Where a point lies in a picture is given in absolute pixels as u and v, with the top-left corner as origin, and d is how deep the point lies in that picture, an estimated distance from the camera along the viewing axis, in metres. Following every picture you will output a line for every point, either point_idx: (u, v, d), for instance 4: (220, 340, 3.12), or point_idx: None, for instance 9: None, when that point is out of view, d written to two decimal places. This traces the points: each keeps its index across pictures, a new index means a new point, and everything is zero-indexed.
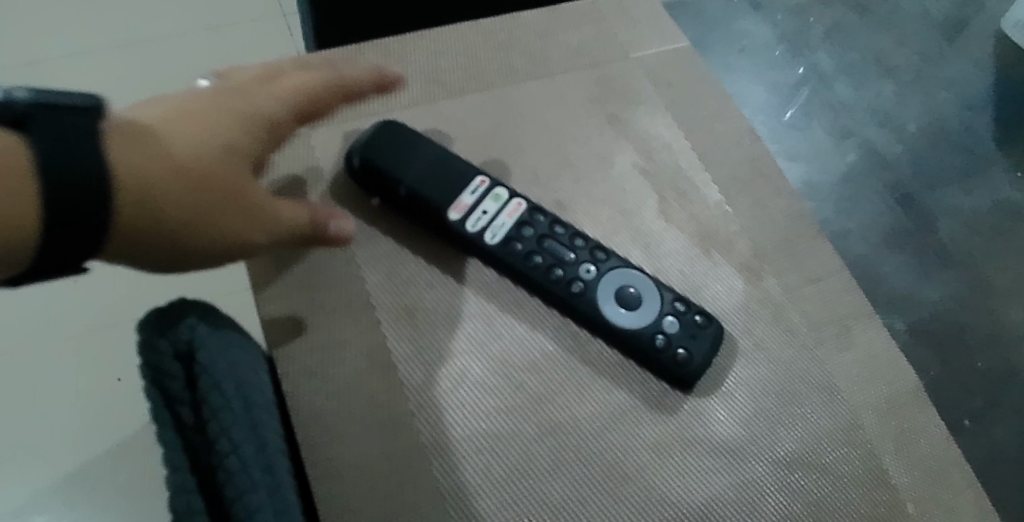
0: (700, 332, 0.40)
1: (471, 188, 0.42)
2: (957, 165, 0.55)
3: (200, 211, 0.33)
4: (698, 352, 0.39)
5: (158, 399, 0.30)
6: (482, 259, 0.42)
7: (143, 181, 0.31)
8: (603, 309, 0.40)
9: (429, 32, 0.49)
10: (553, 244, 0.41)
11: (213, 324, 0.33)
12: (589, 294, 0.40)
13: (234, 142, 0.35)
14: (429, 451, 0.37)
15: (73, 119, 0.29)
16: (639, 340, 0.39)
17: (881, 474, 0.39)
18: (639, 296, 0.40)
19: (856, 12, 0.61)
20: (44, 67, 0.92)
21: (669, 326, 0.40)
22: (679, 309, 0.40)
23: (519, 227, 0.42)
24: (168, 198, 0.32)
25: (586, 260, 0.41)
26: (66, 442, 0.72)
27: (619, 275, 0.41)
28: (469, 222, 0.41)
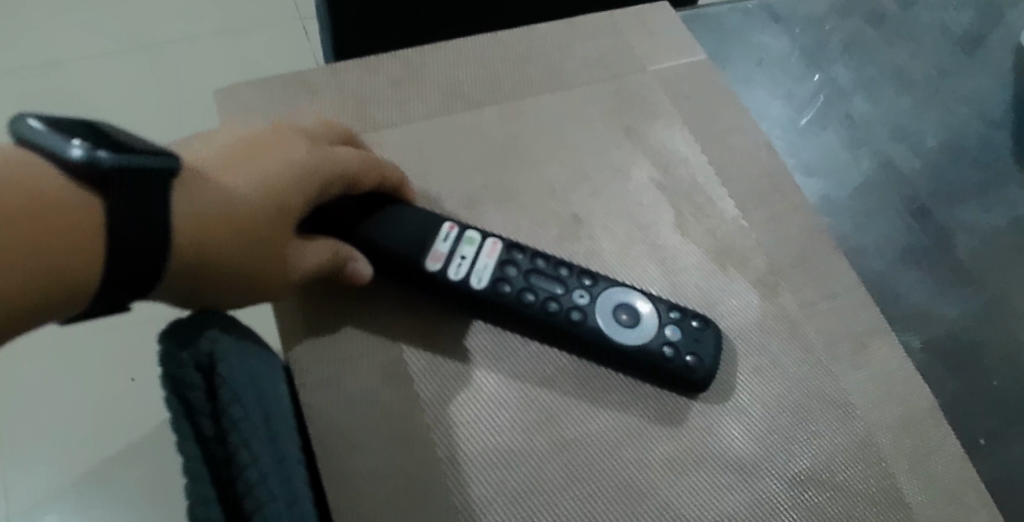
0: (702, 334, 0.40)
1: (442, 235, 0.41)
2: (975, 181, 0.55)
3: (242, 258, 0.36)
4: (709, 361, 0.39)
5: (180, 410, 0.31)
6: (473, 307, 0.41)
7: (195, 231, 0.34)
8: (606, 332, 0.40)
9: (448, 45, 0.49)
10: (541, 280, 0.41)
11: (237, 335, 0.33)
12: (588, 321, 0.40)
13: (286, 196, 0.38)
14: (444, 466, 0.37)
15: (148, 184, 0.31)
16: (647, 354, 0.39)
17: (894, 491, 0.39)
18: (636, 313, 0.40)
19: (874, 26, 0.61)
20: (62, 68, 0.93)
21: (671, 334, 0.40)
22: (676, 317, 0.40)
23: (502, 266, 0.41)
24: (217, 247, 0.35)
25: (578, 288, 0.41)
26: (80, 443, 0.73)
27: (609, 299, 0.41)
28: (451, 269, 0.40)
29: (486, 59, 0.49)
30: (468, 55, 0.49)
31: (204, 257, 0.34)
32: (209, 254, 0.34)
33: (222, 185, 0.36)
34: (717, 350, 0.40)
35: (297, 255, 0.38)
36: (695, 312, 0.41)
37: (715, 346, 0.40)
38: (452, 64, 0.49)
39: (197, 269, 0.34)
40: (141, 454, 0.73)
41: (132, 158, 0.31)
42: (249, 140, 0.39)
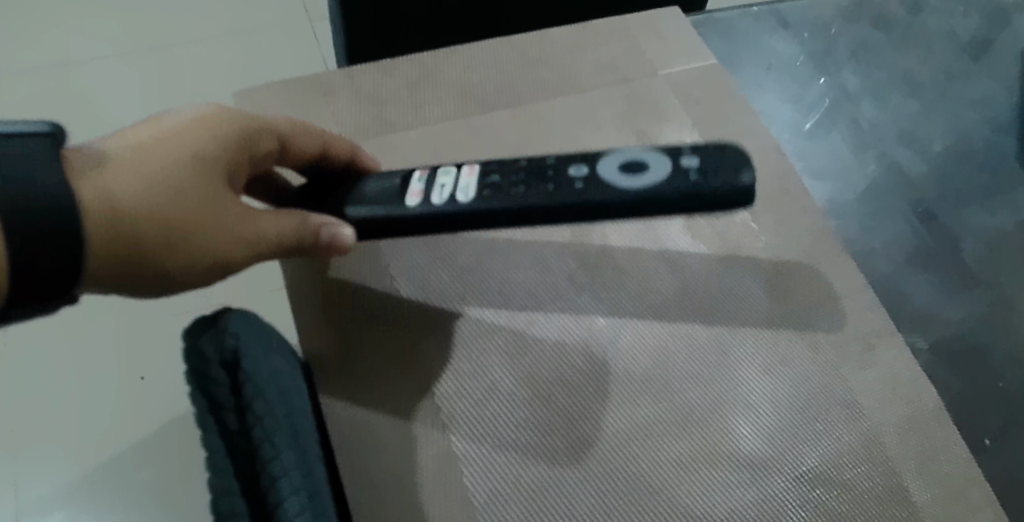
0: (713, 149, 0.40)
1: (415, 177, 0.41)
2: (982, 185, 0.55)
3: (168, 217, 0.37)
4: (731, 161, 0.39)
5: (204, 405, 0.32)
6: (481, 218, 0.39)
7: (107, 191, 0.35)
8: (616, 185, 0.39)
9: (462, 49, 0.50)
10: (534, 168, 0.40)
11: (256, 331, 0.34)
12: (598, 182, 0.39)
13: (209, 156, 0.39)
14: (459, 460, 0.38)
15: (26, 145, 0.32)
16: (673, 184, 0.38)
17: (901, 490, 0.40)
18: (637, 162, 0.39)
19: (882, 30, 0.62)
20: (75, 68, 0.94)
21: (688, 164, 0.39)
22: (680, 152, 0.40)
23: (484, 177, 0.40)
24: (135, 208, 0.36)
25: (571, 165, 0.40)
26: (90, 439, 0.74)
27: (608, 161, 0.40)
28: (434, 196, 0.40)
29: (500, 64, 0.50)
30: (482, 60, 0.50)
31: (123, 219, 0.35)
32: (130, 214, 0.35)
33: (140, 152, 0.37)
34: (722, 148, 0.39)
35: (231, 221, 0.38)
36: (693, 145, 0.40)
37: (729, 150, 0.39)
38: (467, 68, 0.50)
39: (121, 234, 0.35)
40: (156, 451, 0.74)
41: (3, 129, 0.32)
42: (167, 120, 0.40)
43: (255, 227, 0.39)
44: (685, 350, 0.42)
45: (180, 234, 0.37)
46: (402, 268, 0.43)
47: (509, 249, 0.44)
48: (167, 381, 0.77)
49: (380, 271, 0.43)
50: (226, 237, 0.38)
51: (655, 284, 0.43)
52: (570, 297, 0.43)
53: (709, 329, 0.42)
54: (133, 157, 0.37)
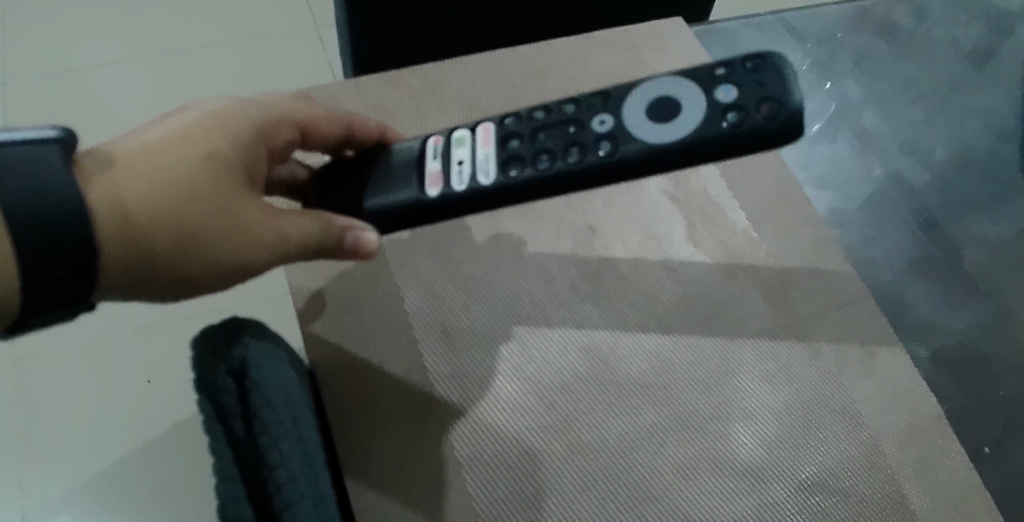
0: (750, 67, 0.35)
1: (431, 153, 0.39)
2: (984, 193, 0.56)
3: (186, 220, 0.34)
4: (771, 89, 0.34)
5: (212, 413, 0.32)
6: (510, 197, 0.37)
7: (119, 193, 0.32)
8: (645, 138, 0.36)
9: (467, 59, 0.51)
10: (555, 127, 0.38)
11: (265, 341, 0.35)
12: (624, 137, 0.36)
13: (227, 155, 0.36)
14: (462, 467, 0.39)
15: (37, 158, 0.29)
16: (710, 127, 0.35)
17: (900, 497, 0.40)
18: (667, 104, 0.36)
19: (886, 40, 0.62)
20: (83, 75, 0.95)
21: (723, 97, 0.35)
22: (713, 76, 0.36)
23: (504, 144, 0.38)
24: (146, 209, 0.33)
25: (593, 116, 0.37)
26: (98, 442, 0.75)
27: (632, 103, 0.37)
28: (454, 180, 0.38)
29: (505, 75, 0.51)
30: (487, 71, 0.51)
31: (139, 222, 0.33)
32: (147, 217, 0.33)
33: (153, 153, 0.34)
34: (758, 68, 0.35)
35: (251, 222, 0.36)
36: (727, 59, 0.36)
37: (770, 67, 0.35)
38: (472, 79, 0.50)
39: (138, 239, 0.33)
40: (162, 455, 0.74)
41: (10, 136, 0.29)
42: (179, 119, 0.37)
43: (278, 230, 0.37)
44: (686, 359, 0.42)
45: (198, 238, 0.35)
46: (408, 277, 0.43)
47: (513, 258, 0.44)
48: (172, 385, 0.77)
49: (386, 279, 0.43)
50: (247, 241, 0.36)
51: (658, 292, 0.44)
52: (572, 305, 0.43)
53: (710, 339, 0.43)
54: (144, 159, 0.34)
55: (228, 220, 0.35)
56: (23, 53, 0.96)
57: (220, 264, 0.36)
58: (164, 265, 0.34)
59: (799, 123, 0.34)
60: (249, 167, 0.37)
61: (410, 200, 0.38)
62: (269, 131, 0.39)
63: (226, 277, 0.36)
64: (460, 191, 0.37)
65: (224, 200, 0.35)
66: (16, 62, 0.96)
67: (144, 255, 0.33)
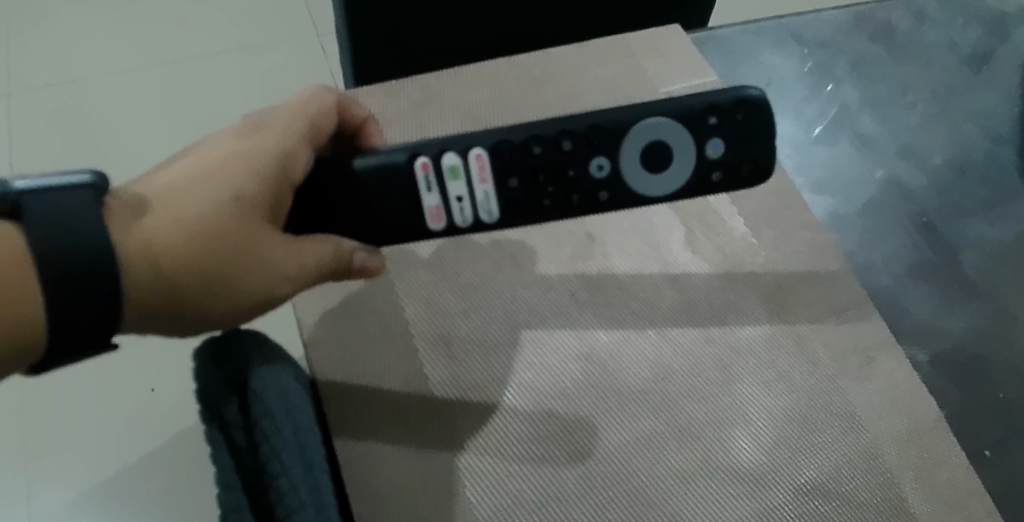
0: (739, 121, 0.37)
1: (424, 185, 0.37)
2: (982, 196, 0.56)
3: (212, 266, 0.33)
4: (755, 147, 0.37)
5: (215, 423, 0.33)
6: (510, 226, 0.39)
7: (145, 242, 0.31)
8: (638, 188, 0.38)
9: (466, 68, 0.51)
10: (554, 167, 0.37)
11: (267, 351, 0.35)
12: (621, 186, 0.38)
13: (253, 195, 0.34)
14: (463, 475, 0.39)
15: (70, 198, 0.29)
16: (698, 182, 0.38)
17: (899, 500, 0.40)
18: (660, 153, 0.37)
19: (882, 44, 0.62)
20: (85, 85, 0.95)
21: (713, 153, 0.37)
22: (705, 122, 0.37)
23: (503, 181, 0.37)
24: (171, 256, 0.32)
25: (591, 159, 0.37)
26: (102, 451, 0.75)
27: (630, 149, 0.37)
28: (456, 217, 0.38)
29: (503, 84, 0.51)
30: (486, 80, 0.51)
31: (164, 270, 0.32)
32: (174, 265, 0.32)
33: (177, 198, 0.33)
34: (747, 122, 0.37)
35: (277, 262, 0.35)
36: (715, 103, 0.37)
37: (757, 121, 0.37)
38: (470, 88, 0.51)
39: (163, 287, 0.32)
40: (164, 462, 0.75)
41: (45, 180, 0.29)
42: (206, 152, 0.35)
43: (303, 264, 0.36)
44: (686, 365, 0.42)
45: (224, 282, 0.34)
46: (408, 286, 0.44)
47: (512, 266, 0.45)
48: (174, 392, 0.78)
49: (387, 287, 0.44)
50: (272, 280, 0.35)
51: (656, 300, 0.44)
52: (572, 313, 0.44)
53: (708, 345, 0.43)
54: (167, 205, 0.33)
55: (254, 262, 0.34)
56: (26, 63, 0.97)
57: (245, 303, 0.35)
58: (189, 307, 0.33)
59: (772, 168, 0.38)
60: (275, 201, 0.35)
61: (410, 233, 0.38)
62: (291, 159, 0.36)
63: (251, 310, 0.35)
64: (463, 226, 0.38)
65: (250, 242, 0.34)
66: (19, 73, 0.96)
67: (171, 300, 0.32)
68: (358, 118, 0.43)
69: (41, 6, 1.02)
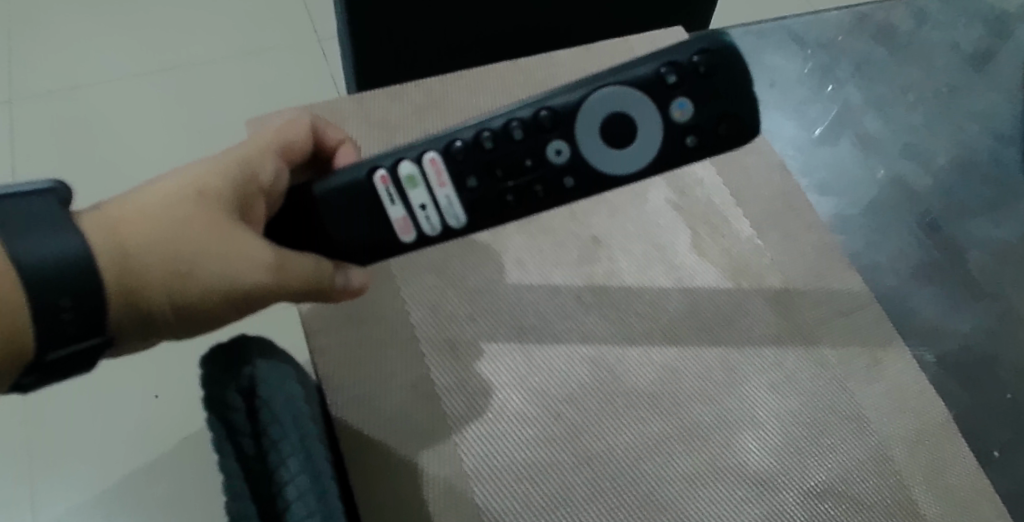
0: (701, 74, 0.34)
1: (386, 197, 0.36)
2: (986, 196, 0.56)
3: (176, 248, 0.30)
4: (727, 102, 0.34)
5: (221, 430, 0.33)
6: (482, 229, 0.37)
7: (104, 230, 0.29)
8: (608, 168, 0.36)
9: (469, 72, 0.51)
10: (511, 158, 0.36)
11: (273, 358, 0.35)
12: (585, 168, 0.36)
13: (218, 186, 0.32)
14: (470, 479, 0.39)
15: (40, 202, 0.28)
16: (670, 151, 0.35)
17: (908, 502, 0.40)
18: (621, 123, 0.35)
19: (885, 44, 0.62)
20: (87, 93, 0.95)
21: (679, 116, 0.35)
22: (663, 85, 0.34)
23: (461, 180, 0.36)
24: (141, 240, 0.29)
25: (549, 144, 0.35)
26: (107, 458, 0.75)
27: (585, 128, 0.35)
28: (424, 226, 0.36)
29: (505, 87, 0.51)
30: (489, 83, 0.51)
31: (135, 252, 0.29)
32: (137, 250, 0.29)
33: (136, 193, 0.31)
34: (711, 73, 0.34)
35: (252, 244, 0.32)
36: (670, 60, 0.34)
37: (721, 71, 0.34)
38: (473, 92, 0.51)
39: (128, 276, 0.29)
40: (169, 468, 0.75)
41: (9, 187, 0.28)
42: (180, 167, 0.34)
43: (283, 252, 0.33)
44: (693, 368, 0.42)
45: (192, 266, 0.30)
46: (414, 291, 0.43)
47: (517, 269, 0.45)
48: (177, 398, 0.78)
49: (393, 292, 0.43)
50: (247, 264, 0.31)
51: (663, 302, 0.44)
52: (579, 316, 0.43)
53: (715, 348, 0.43)
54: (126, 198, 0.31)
55: (226, 245, 0.31)
56: (27, 71, 0.97)
57: (220, 295, 0.31)
58: (160, 300, 0.30)
59: (757, 123, 0.35)
60: (243, 197, 0.33)
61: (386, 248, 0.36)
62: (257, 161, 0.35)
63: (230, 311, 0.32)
64: (434, 235, 0.36)
65: (218, 225, 0.31)
66: (20, 80, 0.96)
67: (142, 289, 0.29)
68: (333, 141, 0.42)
69: (41, 13, 1.02)
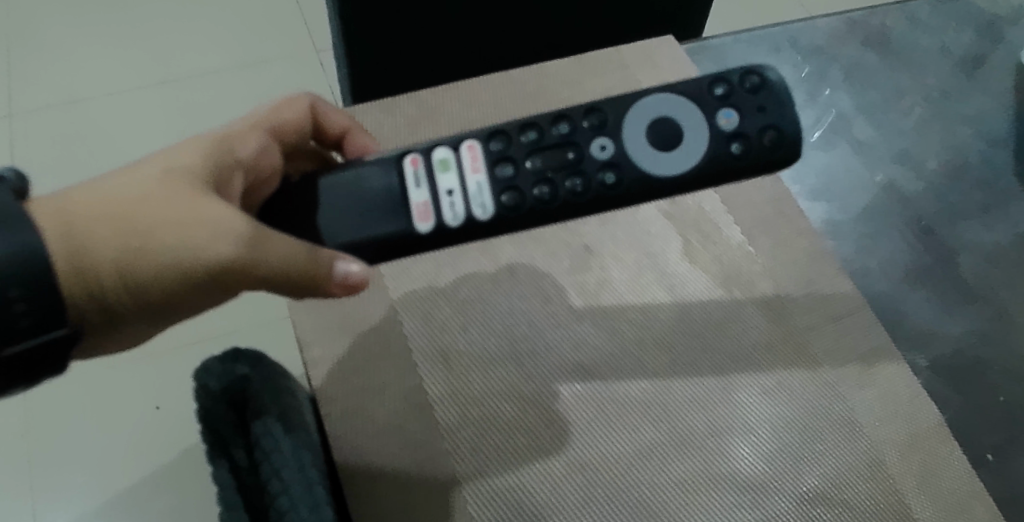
0: (750, 89, 0.36)
1: (412, 180, 0.36)
2: (979, 199, 0.56)
3: (132, 221, 0.29)
4: (773, 117, 0.36)
5: (214, 443, 0.34)
6: (508, 228, 0.36)
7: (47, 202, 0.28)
8: (648, 169, 0.36)
9: (461, 84, 0.52)
10: (552, 152, 0.36)
11: (264, 371, 0.36)
12: (627, 164, 0.36)
13: (189, 159, 0.31)
14: (463, 489, 0.39)
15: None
16: (716, 155, 0.35)
17: (901, 507, 0.40)
18: (670, 124, 0.36)
19: (876, 50, 0.62)
20: (86, 106, 0.96)
21: (726, 124, 0.36)
22: (712, 96, 0.36)
23: (496, 170, 0.36)
24: (96, 215, 0.28)
25: (591, 140, 0.36)
26: (108, 469, 0.75)
27: (632, 128, 0.36)
28: (446, 215, 0.35)
29: (498, 98, 0.51)
30: (482, 95, 0.51)
31: (88, 226, 0.28)
32: (86, 224, 0.28)
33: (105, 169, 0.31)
34: (760, 87, 0.36)
35: (219, 213, 0.30)
36: (721, 76, 0.36)
37: (771, 89, 0.36)
38: (466, 104, 0.51)
39: (79, 249, 0.28)
40: (168, 479, 0.75)
41: None
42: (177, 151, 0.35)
43: (258, 228, 0.30)
44: (684, 375, 0.42)
45: (148, 240, 0.29)
46: (405, 302, 0.44)
47: (510, 280, 0.45)
48: (178, 410, 0.78)
49: (384, 302, 0.44)
50: (209, 237, 0.29)
51: (654, 310, 0.44)
52: (570, 325, 0.44)
53: (705, 354, 0.43)
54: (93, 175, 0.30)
55: (191, 217, 0.29)
56: (26, 85, 0.97)
57: (183, 270, 0.29)
58: (113, 278, 0.28)
59: (799, 147, 0.36)
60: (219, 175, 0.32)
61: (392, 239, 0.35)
62: (238, 137, 0.35)
63: (205, 292, 0.30)
64: (455, 224, 0.35)
65: (178, 197, 0.30)
66: (19, 95, 0.97)
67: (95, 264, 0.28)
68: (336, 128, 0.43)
69: (41, 29, 1.03)
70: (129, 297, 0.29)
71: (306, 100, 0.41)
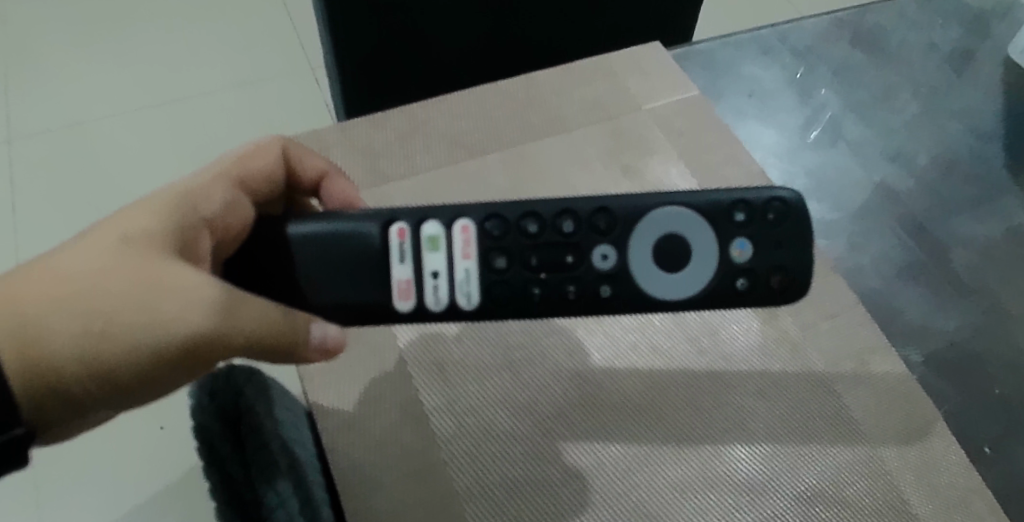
0: (770, 221, 0.35)
1: (397, 255, 0.35)
2: (970, 194, 0.57)
3: (97, 303, 0.30)
4: (786, 255, 0.35)
5: (210, 459, 0.34)
6: (492, 320, 0.36)
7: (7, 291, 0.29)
8: (643, 283, 0.35)
9: (450, 95, 0.52)
10: (549, 254, 0.36)
11: (262, 386, 0.36)
12: (626, 280, 0.35)
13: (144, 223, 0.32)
14: (462, 499, 0.39)
15: None
16: (720, 285, 0.35)
17: (901, 504, 0.40)
18: (680, 245, 0.35)
19: (863, 49, 0.63)
20: (83, 130, 0.97)
21: (738, 256, 0.35)
22: (731, 220, 0.35)
23: (488, 261, 0.36)
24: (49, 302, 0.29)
25: (594, 248, 0.36)
26: (114, 489, 0.76)
27: (639, 239, 0.35)
28: (428, 298, 0.35)
29: (488, 108, 0.52)
30: (471, 107, 0.52)
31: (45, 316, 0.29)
32: (47, 317, 0.29)
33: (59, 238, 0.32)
34: (780, 223, 0.35)
35: (182, 276, 0.30)
36: (747, 199, 0.35)
37: (791, 228, 0.35)
38: (456, 115, 0.51)
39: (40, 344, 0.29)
40: (177, 496, 0.75)
41: None
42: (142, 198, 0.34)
43: (228, 290, 0.31)
44: (679, 377, 0.43)
45: (116, 320, 0.30)
46: None
47: None
48: (183, 428, 0.79)
49: None
50: (180, 310, 0.30)
51: (648, 315, 0.45)
52: (567, 333, 0.44)
53: (699, 356, 0.43)
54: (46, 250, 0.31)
55: (156, 293, 0.30)
56: (23, 111, 0.98)
57: (158, 347, 0.30)
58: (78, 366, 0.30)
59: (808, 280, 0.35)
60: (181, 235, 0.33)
61: (362, 311, 0.35)
62: (203, 193, 0.35)
63: (179, 364, 0.31)
64: (437, 310, 0.35)
65: (144, 265, 0.31)
66: (18, 121, 0.97)
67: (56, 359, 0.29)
68: (312, 171, 0.43)
69: (37, 55, 1.04)
70: (98, 377, 0.30)
71: (276, 145, 0.41)
